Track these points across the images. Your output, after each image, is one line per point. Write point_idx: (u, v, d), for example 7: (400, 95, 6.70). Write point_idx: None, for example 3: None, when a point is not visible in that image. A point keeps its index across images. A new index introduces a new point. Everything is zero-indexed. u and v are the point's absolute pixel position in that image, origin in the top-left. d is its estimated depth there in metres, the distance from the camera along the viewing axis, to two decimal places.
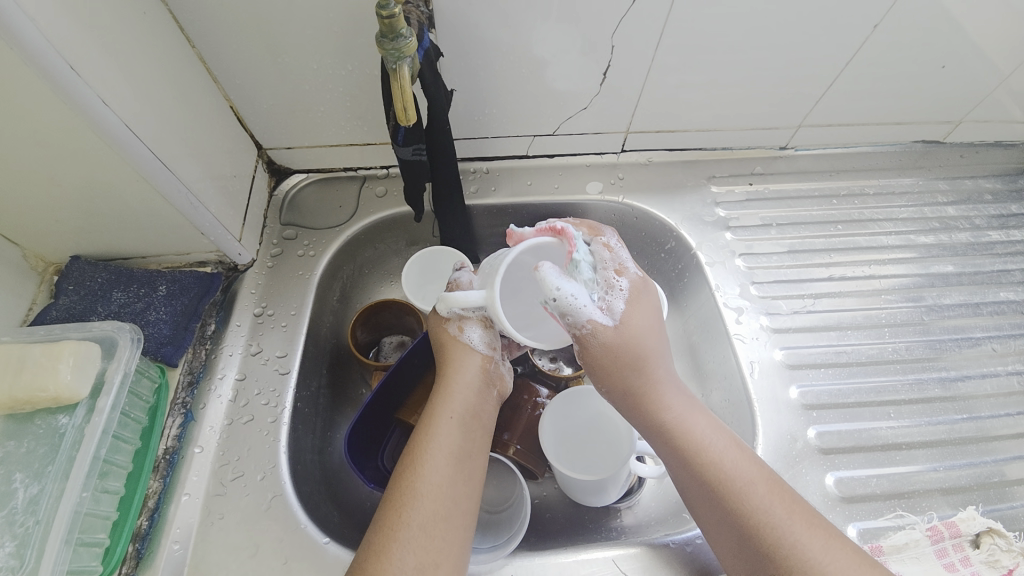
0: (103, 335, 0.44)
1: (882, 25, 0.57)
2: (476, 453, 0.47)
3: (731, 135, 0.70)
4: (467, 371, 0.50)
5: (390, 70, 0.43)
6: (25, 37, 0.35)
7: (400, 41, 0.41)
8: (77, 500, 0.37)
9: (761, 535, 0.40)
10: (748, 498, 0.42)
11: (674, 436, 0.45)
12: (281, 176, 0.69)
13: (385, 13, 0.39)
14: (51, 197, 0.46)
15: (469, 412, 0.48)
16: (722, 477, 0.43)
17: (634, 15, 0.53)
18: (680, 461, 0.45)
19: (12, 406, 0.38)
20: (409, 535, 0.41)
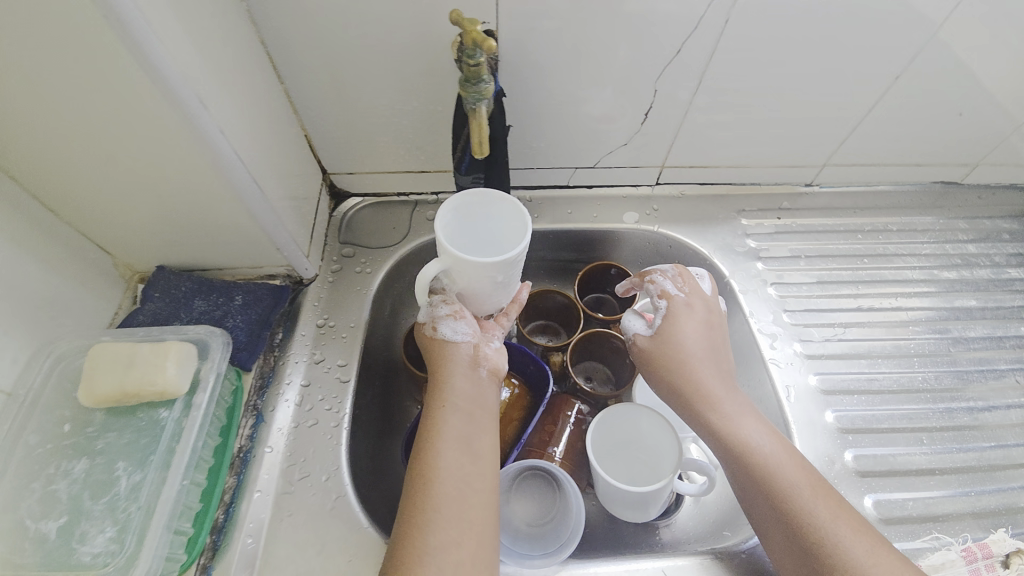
0: (195, 338, 0.48)
1: (903, 76, 0.62)
2: (480, 436, 0.48)
3: (760, 172, 0.75)
4: (455, 362, 0.51)
5: (469, 110, 0.47)
6: (170, 81, 0.40)
7: (481, 84, 0.45)
8: (177, 489, 0.40)
9: (810, 538, 0.44)
10: (798, 503, 0.45)
11: (728, 443, 0.49)
12: (340, 199, 0.75)
13: (472, 61, 0.44)
14: (156, 213, 0.51)
15: (466, 399, 0.49)
16: (773, 482, 0.46)
17: (677, 63, 0.59)
18: (736, 464, 0.48)
19: (119, 399, 0.41)
20: (431, 519, 0.42)
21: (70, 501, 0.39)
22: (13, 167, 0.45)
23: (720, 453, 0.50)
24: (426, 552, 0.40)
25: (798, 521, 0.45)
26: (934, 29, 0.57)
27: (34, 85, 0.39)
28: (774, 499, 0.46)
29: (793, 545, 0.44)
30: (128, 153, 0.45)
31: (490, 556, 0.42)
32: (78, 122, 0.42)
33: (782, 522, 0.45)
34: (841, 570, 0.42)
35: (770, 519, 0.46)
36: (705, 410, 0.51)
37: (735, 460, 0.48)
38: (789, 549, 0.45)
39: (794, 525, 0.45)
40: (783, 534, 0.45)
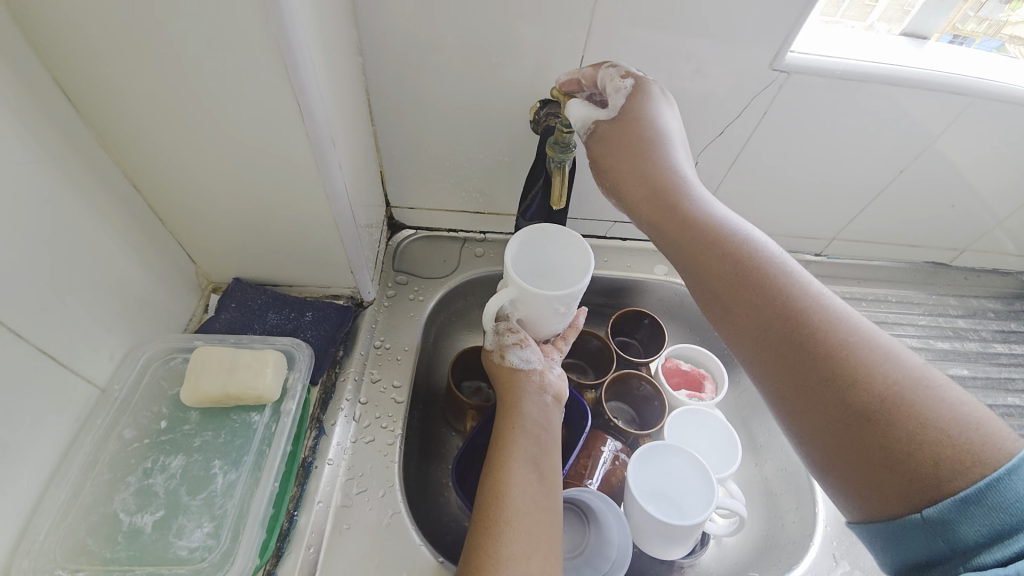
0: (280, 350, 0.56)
1: (906, 170, 0.72)
2: (547, 457, 0.52)
3: (777, 239, 0.84)
4: (523, 388, 0.57)
5: (554, 167, 0.57)
6: (317, 125, 0.45)
7: (568, 148, 0.56)
8: (265, 490, 0.46)
9: (856, 382, 0.40)
10: (837, 345, 0.41)
11: (748, 295, 0.46)
12: (395, 230, 0.80)
13: (565, 128, 0.55)
14: (253, 230, 0.56)
15: (534, 421, 0.54)
16: (797, 323, 0.43)
17: (718, 140, 0.68)
18: (766, 329, 0.44)
19: (221, 399, 0.49)
20: (503, 532, 0.45)
21: (166, 496, 0.45)
22: (140, 178, 0.49)
23: (723, 309, 0.47)
24: (501, 561, 0.43)
25: (836, 364, 0.41)
26: (934, 137, 0.68)
27: (188, 114, 0.44)
28: (801, 338, 0.43)
29: (840, 402, 0.40)
30: (250, 176, 0.50)
31: (556, 571, 0.45)
32: (215, 146, 0.47)
33: (829, 389, 0.40)
34: (897, 433, 0.37)
35: (815, 417, 0.41)
36: (730, 288, 0.47)
37: (749, 312, 0.46)
38: (833, 403, 0.40)
39: (839, 376, 0.40)
40: (832, 395, 0.40)
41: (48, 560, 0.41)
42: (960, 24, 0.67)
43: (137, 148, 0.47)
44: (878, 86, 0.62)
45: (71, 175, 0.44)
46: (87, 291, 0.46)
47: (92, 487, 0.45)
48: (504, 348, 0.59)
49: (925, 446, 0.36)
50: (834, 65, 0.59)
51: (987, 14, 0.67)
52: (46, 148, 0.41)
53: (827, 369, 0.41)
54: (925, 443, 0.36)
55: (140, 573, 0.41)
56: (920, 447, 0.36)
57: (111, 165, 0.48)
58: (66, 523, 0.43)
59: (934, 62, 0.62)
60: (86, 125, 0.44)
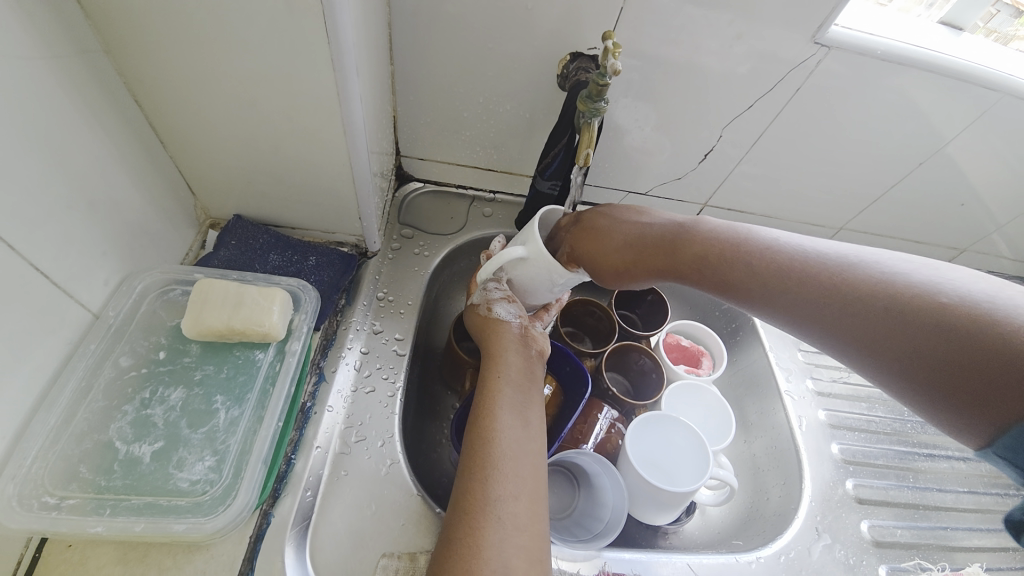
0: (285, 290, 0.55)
1: (926, 164, 0.71)
2: (531, 405, 0.52)
3: (786, 224, 0.84)
4: (505, 338, 0.56)
5: (584, 122, 0.55)
6: (343, 52, 0.42)
7: (600, 104, 0.53)
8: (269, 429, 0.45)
9: (887, 306, 0.37)
10: (852, 282, 0.39)
11: (769, 262, 0.45)
12: (402, 181, 0.77)
13: (601, 83, 0.51)
14: (259, 162, 0.53)
15: (519, 371, 0.54)
16: (816, 277, 0.42)
17: (746, 116, 0.67)
18: (798, 300, 0.42)
19: (223, 333, 0.48)
20: (492, 474, 0.45)
21: (165, 427, 0.44)
22: (141, 91, 0.46)
23: (768, 297, 0.44)
24: (491, 502, 0.43)
25: (856, 299, 0.38)
26: (947, 140, 0.68)
27: (201, 22, 0.40)
28: (822, 289, 0.41)
29: (889, 330, 0.36)
30: (263, 100, 0.46)
31: (544, 512, 0.45)
32: (226, 61, 0.43)
33: (875, 327, 0.37)
34: (961, 336, 0.33)
35: (882, 352, 0.36)
36: (762, 266, 0.45)
37: (783, 283, 0.43)
38: (887, 338, 0.36)
39: (868, 303, 0.38)
40: (875, 322, 0.37)
41: (35, 487, 0.39)
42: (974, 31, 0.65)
43: (142, 56, 0.43)
44: (912, 74, 0.60)
45: (70, 79, 0.40)
46: (82, 210, 0.43)
47: (85, 413, 0.43)
48: (493, 299, 0.58)
49: (983, 340, 0.32)
50: (876, 46, 0.58)
51: (996, 25, 0.66)
52: (44, 43, 0.38)
53: (862, 307, 0.38)
54: (983, 335, 0.32)
55: (137, 503, 0.40)
56: (981, 344, 0.32)
57: (112, 74, 0.44)
58: (56, 449, 0.41)
59: (969, 54, 0.61)
60: (86, 25, 0.40)
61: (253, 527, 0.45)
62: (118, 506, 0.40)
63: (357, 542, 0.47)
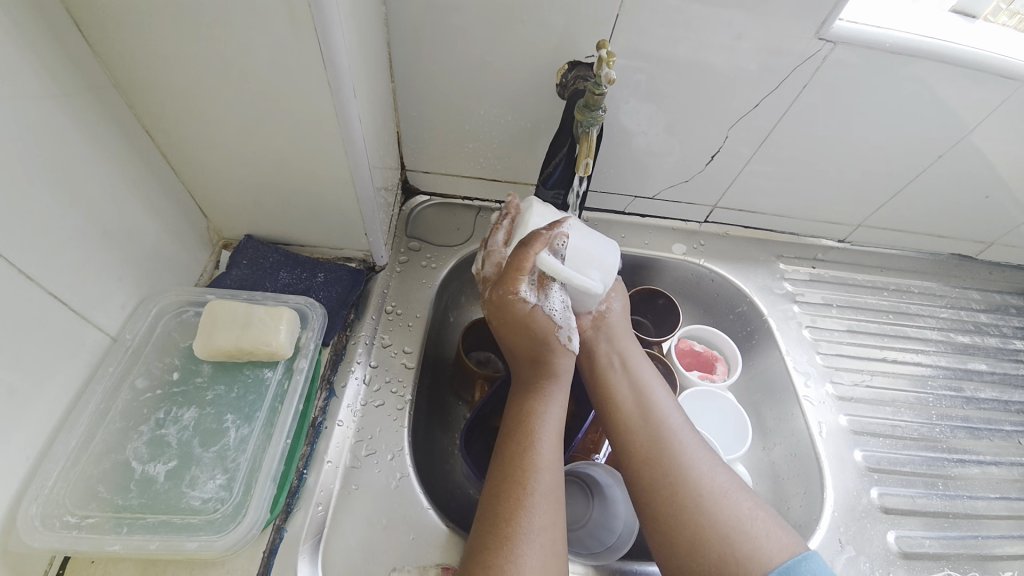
0: (293, 308, 0.56)
1: (945, 156, 0.69)
2: (567, 428, 0.52)
3: (800, 223, 0.82)
4: (552, 358, 0.56)
5: (582, 131, 0.55)
6: (341, 74, 0.43)
7: (597, 113, 0.53)
8: (278, 446, 0.46)
9: (679, 532, 0.47)
10: (700, 524, 0.47)
11: (631, 414, 0.55)
12: (408, 195, 0.78)
13: (596, 92, 0.52)
14: (266, 184, 0.54)
15: (563, 392, 0.54)
16: (671, 479, 0.49)
17: (752, 116, 0.65)
18: (645, 477, 0.51)
19: (233, 354, 0.49)
20: (531, 501, 0.45)
21: (179, 446, 0.45)
22: (150, 122, 0.48)
23: (625, 455, 0.53)
24: (528, 530, 0.43)
25: (670, 506, 0.48)
26: (965, 131, 0.65)
27: (203, 54, 0.41)
28: (651, 474, 0.50)
29: (671, 536, 0.47)
30: (266, 125, 0.48)
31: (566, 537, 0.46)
32: (229, 89, 0.44)
33: (673, 522, 0.47)
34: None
35: (669, 526, 0.48)
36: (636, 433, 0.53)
37: (641, 473, 0.51)
38: (664, 515, 0.48)
39: (670, 510, 0.48)
40: (686, 529, 0.47)
41: (57, 506, 0.41)
42: (990, 18, 0.63)
43: (151, 89, 0.45)
44: (923, 65, 0.58)
45: (83, 114, 0.42)
46: (98, 237, 0.45)
47: (105, 434, 0.45)
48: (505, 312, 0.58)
49: (749, 560, 0.44)
50: (883, 39, 0.56)
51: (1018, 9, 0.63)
52: (58, 83, 0.40)
53: (667, 514, 0.48)
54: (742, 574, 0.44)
55: (152, 521, 0.41)
56: (733, 574, 0.44)
57: (123, 106, 0.46)
58: (77, 469, 0.43)
59: (985, 41, 0.59)
60: (98, 62, 0.42)
61: (266, 542, 0.46)
62: (135, 524, 0.41)
63: (368, 556, 0.48)
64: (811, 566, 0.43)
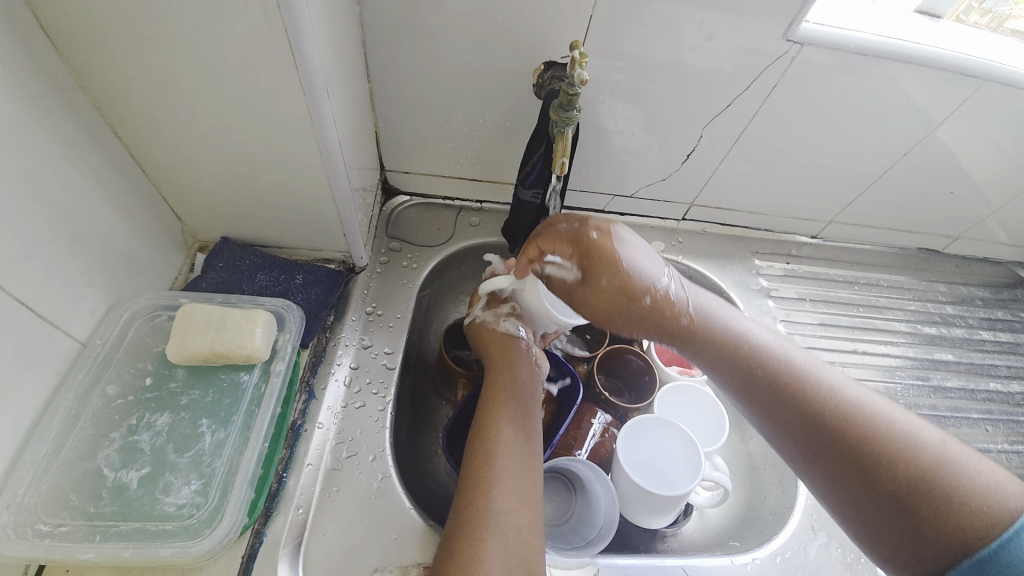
0: (270, 310, 0.55)
1: (911, 153, 0.71)
2: (532, 418, 0.53)
3: (775, 220, 0.84)
4: (514, 352, 0.57)
5: (558, 131, 0.56)
6: (314, 76, 0.43)
7: (572, 113, 0.54)
8: (255, 450, 0.46)
9: (878, 458, 0.42)
10: (859, 432, 0.43)
11: (807, 404, 0.45)
12: (388, 195, 0.77)
13: (571, 92, 0.52)
14: (240, 186, 0.53)
15: (521, 385, 0.54)
16: (827, 410, 0.45)
17: (725, 115, 0.67)
18: (813, 429, 0.45)
19: (207, 358, 0.48)
20: (490, 487, 0.45)
21: (153, 453, 0.44)
22: (118, 123, 0.47)
23: (773, 411, 0.47)
24: (491, 514, 0.43)
25: (849, 443, 0.43)
26: (930, 130, 0.68)
27: (172, 54, 0.41)
28: (835, 433, 0.44)
29: (877, 488, 0.41)
30: (238, 127, 0.47)
31: (541, 524, 0.45)
32: (198, 90, 0.44)
33: (894, 499, 0.40)
34: (950, 498, 0.39)
35: (854, 497, 0.42)
36: (791, 388, 0.46)
37: (806, 413, 0.45)
38: (864, 492, 0.42)
39: (871, 465, 0.42)
40: (825, 447, 0.44)
41: (29, 515, 0.40)
42: (953, 19, 0.65)
43: (117, 89, 0.44)
44: (889, 65, 0.60)
45: (47, 116, 0.41)
46: (66, 242, 0.44)
47: (75, 442, 0.44)
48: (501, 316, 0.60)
49: (952, 509, 0.38)
50: (849, 39, 0.58)
51: (990, 6, 0.65)
52: (20, 84, 0.39)
53: (874, 470, 0.42)
54: (943, 495, 0.39)
55: (126, 529, 0.41)
56: (961, 518, 0.38)
57: (89, 108, 0.45)
58: (47, 478, 0.42)
59: (947, 42, 0.61)
60: (62, 63, 0.42)
61: (244, 547, 0.46)
62: (108, 532, 0.41)
63: (349, 558, 0.48)
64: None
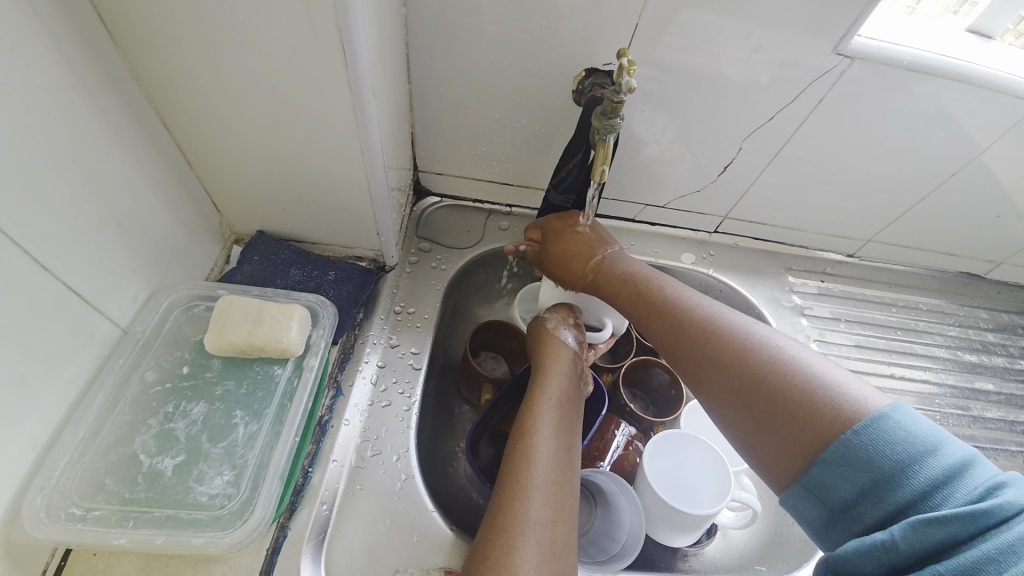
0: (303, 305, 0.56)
1: (957, 174, 0.69)
2: (573, 430, 0.52)
3: (810, 237, 0.82)
4: (563, 361, 0.57)
5: (599, 138, 0.55)
6: (361, 76, 0.43)
7: (614, 121, 0.53)
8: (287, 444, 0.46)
9: (771, 386, 0.43)
10: (758, 367, 0.44)
11: (748, 373, 0.45)
12: (420, 196, 0.78)
13: (614, 100, 0.51)
14: (281, 181, 0.54)
15: (563, 394, 0.54)
16: (730, 349, 0.47)
17: (766, 128, 0.66)
18: (717, 368, 0.47)
19: (244, 350, 0.49)
20: (527, 496, 0.44)
21: (187, 441, 0.45)
22: (169, 115, 0.48)
23: (690, 357, 0.50)
24: (527, 524, 0.42)
25: (744, 374, 0.45)
26: (980, 151, 0.65)
27: (226, 49, 0.42)
28: (732, 370, 0.46)
29: (766, 411, 0.42)
30: (283, 123, 0.48)
31: (574, 539, 0.44)
32: (249, 86, 0.45)
33: (779, 418, 0.41)
34: (819, 420, 0.39)
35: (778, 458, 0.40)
36: (702, 336, 0.50)
37: (712, 355, 0.48)
38: (762, 419, 0.42)
39: (765, 390, 0.43)
40: (731, 378, 0.46)
41: (63, 498, 0.40)
42: (1009, 36, 0.63)
43: (170, 83, 0.45)
44: (940, 83, 0.58)
45: (104, 106, 0.42)
46: (113, 230, 0.45)
47: (112, 426, 0.44)
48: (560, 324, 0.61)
49: (835, 441, 0.37)
50: (900, 56, 0.56)
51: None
52: (79, 74, 0.40)
53: (768, 395, 0.43)
54: (832, 428, 0.38)
55: (159, 516, 0.41)
56: (825, 431, 0.38)
57: (142, 100, 0.46)
58: (84, 461, 0.42)
59: (1001, 62, 0.59)
60: (120, 55, 0.43)
61: (270, 540, 0.46)
62: (141, 518, 0.41)
63: (372, 559, 0.47)
64: (894, 420, 0.36)
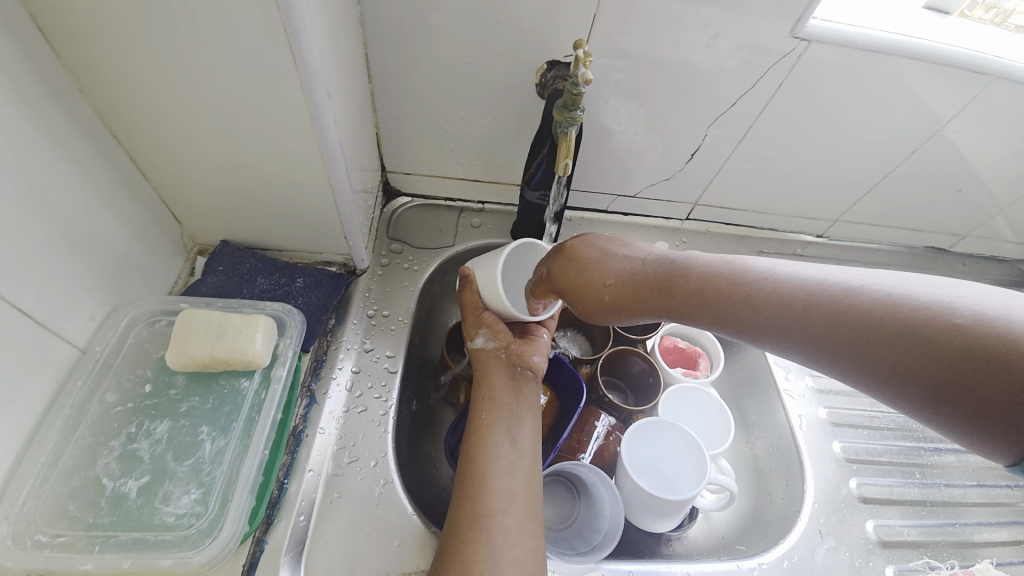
0: (269, 314, 0.55)
1: (918, 152, 0.70)
2: (525, 420, 0.51)
3: (780, 219, 0.83)
4: (500, 361, 0.54)
5: (561, 133, 0.55)
6: (313, 79, 0.42)
7: (576, 114, 0.54)
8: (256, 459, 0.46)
9: (866, 324, 0.36)
10: (828, 305, 0.38)
11: (804, 305, 0.39)
12: (390, 196, 0.77)
13: (574, 93, 0.52)
14: (239, 188, 0.53)
15: (508, 391, 0.52)
16: (830, 309, 0.38)
17: (730, 114, 0.66)
18: (816, 332, 0.38)
19: (208, 364, 0.48)
20: (480, 492, 0.45)
21: (152, 461, 0.44)
22: (119, 127, 0.46)
23: (771, 331, 0.41)
24: (479, 518, 0.43)
25: (835, 321, 0.37)
26: (941, 125, 0.66)
27: (171, 58, 0.40)
28: (821, 320, 0.38)
29: (911, 361, 0.33)
30: (238, 130, 0.47)
31: (537, 527, 0.45)
32: (196, 93, 0.43)
33: (945, 366, 0.32)
34: (950, 341, 0.32)
35: (905, 386, 0.34)
36: (784, 301, 0.41)
37: (788, 310, 0.40)
38: (920, 372, 0.33)
39: (873, 333, 0.35)
40: (802, 330, 0.39)
41: (29, 525, 0.40)
42: (964, 13, 0.63)
43: (116, 94, 0.43)
44: (897, 60, 0.59)
45: (45, 123, 0.41)
46: (63, 250, 0.43)
47: (74, 450, 0.43)
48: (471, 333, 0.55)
49: (976, 350, 0.31)
50: (856, 36, 0.57)
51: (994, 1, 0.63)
52: (14, 89, 0.38)
53: (906, 342, 0.34)
54: (933, 338, 0.32)
55: (126, 539, 0.40)
56: (967, 352, 0.31)
57: (88, 111, 0.44)
58: (47, 487, 0.42)
59: (957, 40, 0.60)
60: (62, 67, 0.41)
61: (246, 554, 0.45)
62: (108, 542, 0.40)
63: (351, 568, 0.47)
64: None
